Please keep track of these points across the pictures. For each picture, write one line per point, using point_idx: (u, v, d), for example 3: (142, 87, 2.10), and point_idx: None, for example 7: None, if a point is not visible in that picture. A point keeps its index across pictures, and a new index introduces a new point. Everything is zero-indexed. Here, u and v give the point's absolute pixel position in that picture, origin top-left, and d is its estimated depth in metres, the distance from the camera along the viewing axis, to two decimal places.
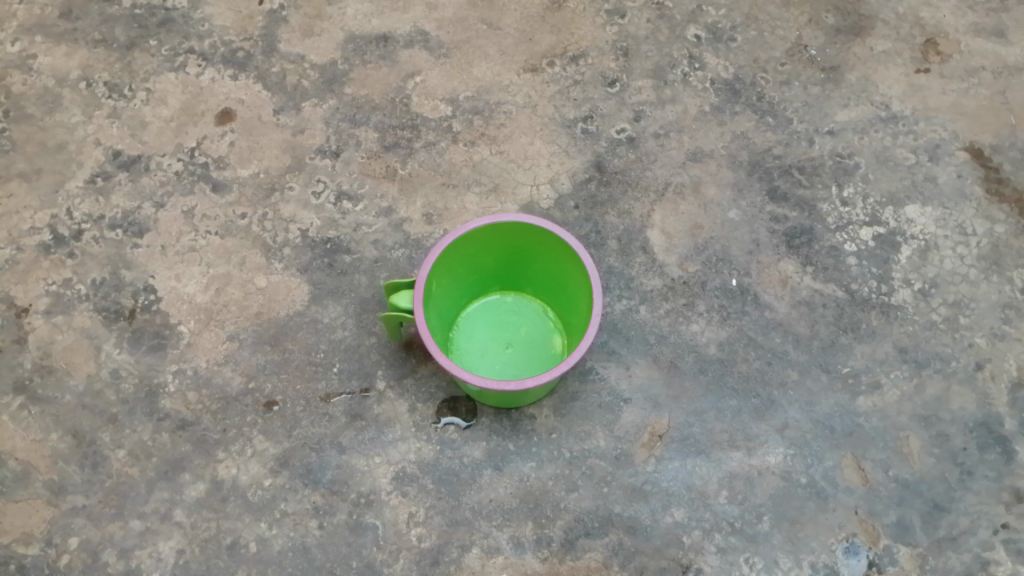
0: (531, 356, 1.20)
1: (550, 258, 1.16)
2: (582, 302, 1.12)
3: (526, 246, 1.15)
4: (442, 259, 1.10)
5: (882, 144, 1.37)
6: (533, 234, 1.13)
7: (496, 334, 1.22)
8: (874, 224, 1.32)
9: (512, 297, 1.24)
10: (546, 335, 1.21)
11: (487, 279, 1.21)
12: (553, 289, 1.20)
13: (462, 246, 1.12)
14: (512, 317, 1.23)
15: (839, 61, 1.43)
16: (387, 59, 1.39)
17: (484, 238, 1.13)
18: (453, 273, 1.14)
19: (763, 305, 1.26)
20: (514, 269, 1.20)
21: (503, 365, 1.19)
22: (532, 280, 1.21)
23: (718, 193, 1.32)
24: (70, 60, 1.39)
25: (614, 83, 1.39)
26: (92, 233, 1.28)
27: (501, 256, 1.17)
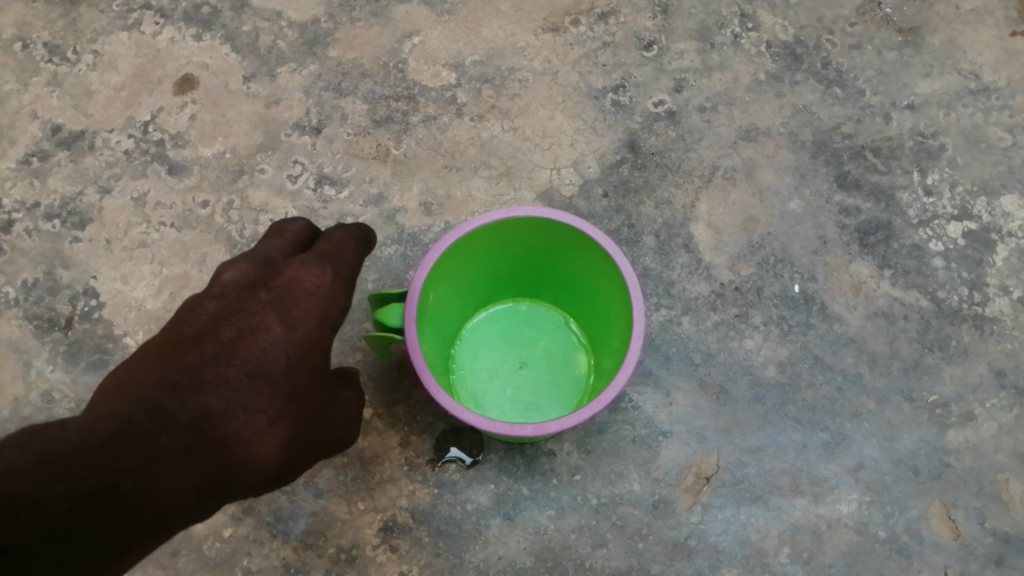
0: (550, 380, 0.99)
1: (574, 262, 0.94)
2: (617, 318, 0.91)
3: (546, 245, 0.93)
4: (440, 266, 0.88)
5: (971, 121, 1.14)
6: (554, 232, 0.90)
7: (507, 351, 1.01)
8: (965, 219, 1.09)
9: (527, 306, 1.03)
10: (568, 353, 1.01)
11: (497, 285, 0.99)
12: (576, 299, 0.99)
13: (467, 248, 0.90)
14: (527, 331, 1.02)
15: (919, 22, 1.19)
16: (380, 16, 1.16)
17: (492, 237, 0.90)
18: (455, 280, 0.92)
19: (831, 317, 1.04)
20: (530, 273, 0.99)
21: (515, 390, 0.99)
22: (552, 286, 1.00)
23: (776, 179, 1.10)
24: (3, 16, 1.17)
25: (651, 46, 1.16)
26: (25, 224, 1.07)
27: (515, 257, 0.95)
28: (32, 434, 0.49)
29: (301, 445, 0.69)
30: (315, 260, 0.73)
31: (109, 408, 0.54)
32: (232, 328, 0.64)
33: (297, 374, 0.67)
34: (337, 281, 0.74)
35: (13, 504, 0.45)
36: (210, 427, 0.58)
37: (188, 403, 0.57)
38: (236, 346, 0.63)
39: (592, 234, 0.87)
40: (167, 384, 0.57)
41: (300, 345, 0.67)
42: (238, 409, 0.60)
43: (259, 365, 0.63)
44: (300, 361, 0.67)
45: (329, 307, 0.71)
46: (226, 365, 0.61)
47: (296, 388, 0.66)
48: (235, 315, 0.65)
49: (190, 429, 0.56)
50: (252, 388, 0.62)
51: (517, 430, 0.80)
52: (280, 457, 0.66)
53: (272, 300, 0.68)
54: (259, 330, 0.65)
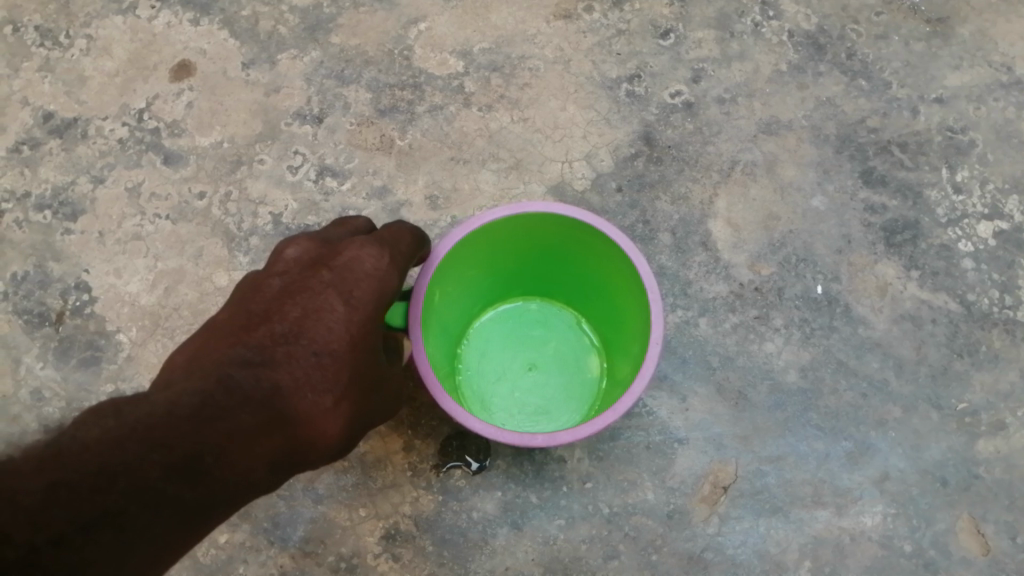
0: (561, 383, 0.96)
1: (588, 260, 0.89)
2: (634, 320, 0.85)
3: (558, 242, 0.88)
4: (447, 264, 0.83)
5: (1003, 116, 1.09)
6: (567, 229, 0.85)
7: (516, 352, 0.97)
8: (996, 218, 1.04)
9: (537, 304, 0.99)
10: (579, 354, 0.97)
11: (506, 283, 0.95)
12: (589, 299, 0.94)
13: (475, 244, 0.84)
14: (536, 331, 0.98)
15: (948, 11, 1.14)
16: (385, 1, 1.12)
17: (502, 234, 0.85)
18: (462, 278, 0.88)
19: (856, 319, 0.99)
20: (541, 271, 0.94)
21: (523, 393, 0.95)
22: (565, 285, 0.95)
23: (798, 174, 1.05)
24: None
25: (668, 34, 1.11)
26: (15, 216, 1.03)
27: (526, 254, 0.90)
28: (120, 406, 0.47)
29: (365, 424, 0.65)
30: (374, 240, 0.66)
31: (188, 382, 0.51)
32: (298, 306, 0.58)
33: (364, 356, 0.61)
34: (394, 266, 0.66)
35: (110, 472, 0.44)
36: (282, 406, 0.54)
37: (260, 379, 0.53)
38: (301, 326, 0.58)
39: (606, 231, 0.82)
40: (241, 360, 0.53)
41: (365, 326, 0.61)
42: (307, 389, 0.56)
43: (326, 345, 0.58)
44: (367, 342, 0.61)
45: (391, 284, 0.65)
46: (294, 345, 0.56)
47: (362, 370, 0.61)
48: (297, 293, 0.59)
49: (264, 407, 0.53)
50: (320, 369, 0.57)
51: (526, 440, 0.75)
52: (345, 439, 0.61)
53: (335, 277, 0.61)
54: (324, 309, 0.59)
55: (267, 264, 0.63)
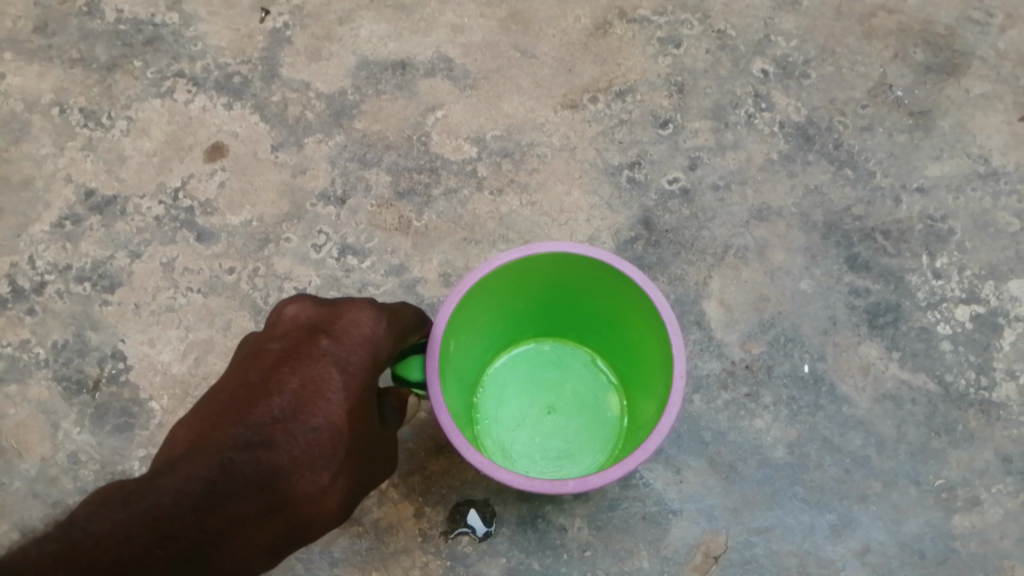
0: (583, 423, 1.02)
1: (597, 297, 0.95)
2: (654, 357, 0.91)
3: (571, 283, 0.94)
4: (459, 314, 0.88)
5: (981, 205, 1.17)
6: (572, 266, 0.90)
7: (535, 396, 1.04)
8: (972, 302, 1.11)
9: (551, 347, 1.06)
10: (599, 393, 1.04)
11: (522, 325, 1.01)
12: (602, 338, 1.02)
13: (491, 288, 0.90)
14: (553, 374, 1.05)
15: (929, 106, 1.23)
16: (405, 90, 1.20)
17: (517, 277, 0.91)
18: (479, 322, 0.94)
19: (840, 398, 1.06)
20: (550, 311, 1.01)
21: (545, 437, 1.01)
22: (575, 325, 1.02)
23: (787, 259, 1.13)
24: (43, 81, 1.22)
25: (667, 124, 1.19)
26: (56, 286, 1.11)
27: (533, 296, 0.97)
28: (131, 496, 0.55)
29: (359, 489, 0.75)
30: (369, 310, 0.76)
31: (192, 466, 0.59)
32: (295, 378, 0.68)
33: (355, 429, 0.71)
34: (386, 338, 0.76)
35: (119, 566, 0.51)
36: (279, 487, 0.63)
37: (259, 461, 0.62)
38: (300, 402, 0.67)
39: (618, 267, 0.87)
40: (242, 442, 0.62)
41: (355, 402, 0.71)
42: (303, 467, 0.65)
43: (321, 419, 0.68)
44: (359, 412, 0.71)
45: (384, 350, 0.76)
46: (291, 423, 0.66)
47: (354, 440, 0.71)
48: (297, 363, 0.69)
49: (262, 489, 0.62)
50: (314, 443, 0.67)
51: (560, 487, 0.79)
52: (339, 507, 0.71)
53: (332, 346, 0.72)
54: (320, 386, 0.69)
55: (271, 328, 0.74)
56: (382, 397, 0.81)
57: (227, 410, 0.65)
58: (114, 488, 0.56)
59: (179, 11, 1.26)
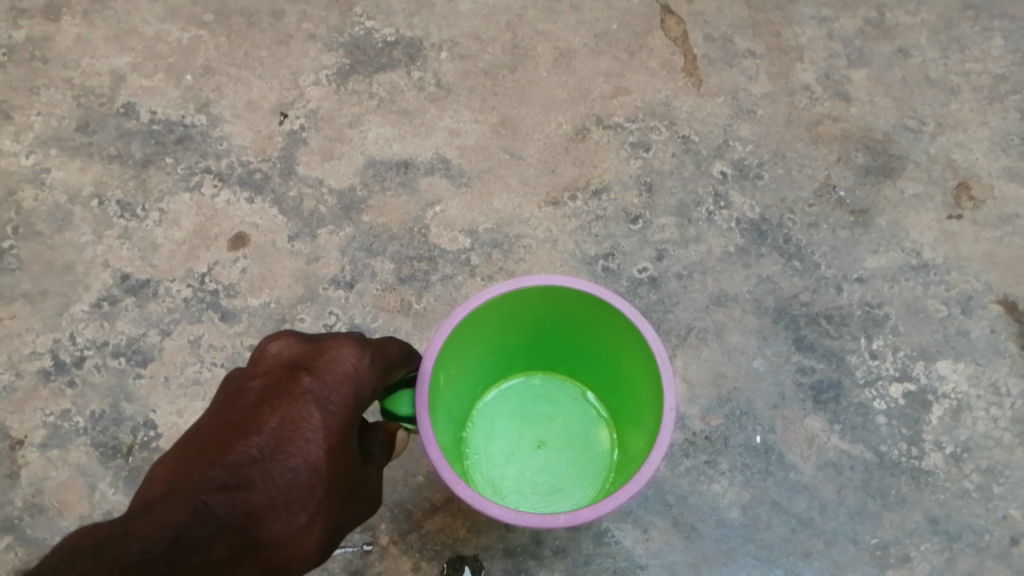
0: (577, 454, 1.16)
1: (585, 329, 1.06)
2: (642, 387, 1.01)
3: (561, 320, 1.06)
4: (451, 342, 0.95)
5: (913, 294, 1.33)
6: (563, 296, 0.99)
7: (530, 430, 1.17)
8: (905, 380, 1.27)
9: (541, 380, 1.20)
10: (588, 423, 1.17)
11: (517, 359, 1.15)
12: (588, 370, 1.15)
13: (487, 318, 0.99)
14: (542, 408, 1.18)
15: (868, 204, 1.40)
16: (407, 187, 1.37)
17: (513, 307, 1.00)
18: (477, 353, 1.05)
19: (788, 465, 1.20)
20: (538, 344, 1.13)
21: (540, 467, 1.14)
22: (562, 359, 1.16)
23: (742, 340, 1.28)
24: (84, 175, 1.37)
25: (637, 219, 1.36)
26: (94, 361, 1.25)
27: (523, 329, 1.07)
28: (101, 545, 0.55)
29: (336, 529, 0.78)
30: (349, 350, 0.82)
31: (167, 510, 0.60)
32: (275, 418, 0.73)
33: (332, 468, 0.75)
34: (366, 378, 0.81)
35: None
36: (256, 528, 0.66)
37: (235, 502, 0.65)
38: (279, 443, 0.71)
39: (607, 299, 0.95)
40: (219, 484, 0.65)
41: (331, 443, 0.75)
42: (279, 508, 0.69)
43: (302, 455, 0.72)
44: (339, 450, 0.75)
45: (366, 387, 0.81)
46: (268, 464, 0.69)
47: (330, 481, 0.74)
48: (278, 400, 0.74)
49: (238, 532, 0.64)
50: (293, 480, 0.71)
51: (550, 520, 0.84)
52: (315, 548, 0.74)
53: (313, 383, 0.77)
54: (298, 427, 0.73)
55: (253, 367, 0.79)
56: (371, 431, 0.85)
57: (205, 451, 0.68)
58: (85, 536, 0.56)
59: (206, 114, 1.42)
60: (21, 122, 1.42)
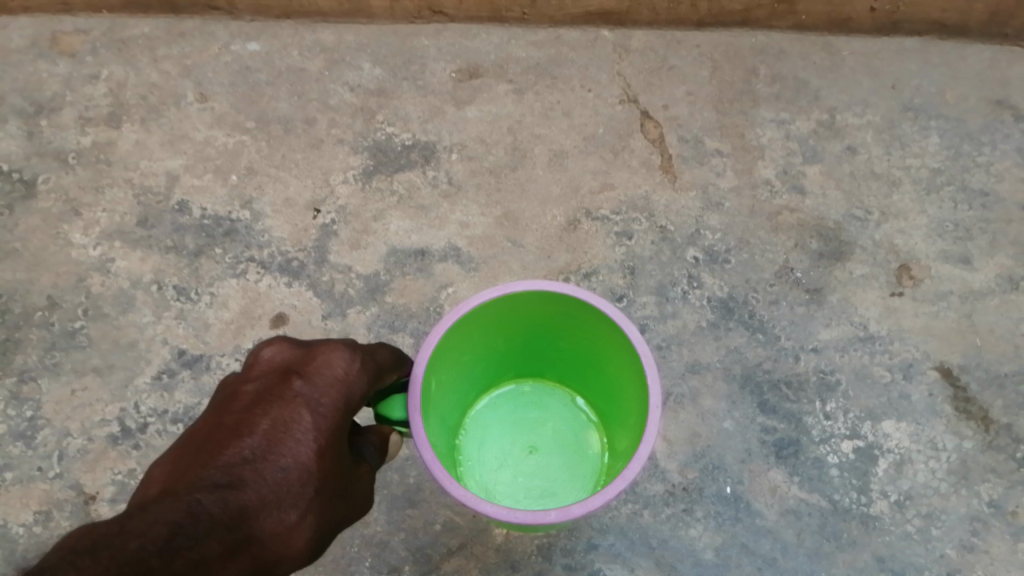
0: (568, 456, 1.35)
1: (566, 335, 1.24)
2: (625, 386, 1.19)
3: (552, 326, 1.23)
4: (445, 345, 1.11)
5: (861, 362, 1.55)
6: (547, 302, 1.16)
7: (525, 434, 1.36)
8: (855, 437, 1.47)
9: (532, 388, 1.40)
10: (574, 427, 1.37)
11: (513, 365, 1.34)
12: (570, 375, 1.35)
13: (484, 319, 1.16)
14: (531, 414, 1.38)
15: (821, 284, 1.62)
16: (424, 272, 1.58)
17: (508, 312, 1.17)
18: (476, 354, 1.24)
19: (754, 512, 1.41)
20: (524, 354, 1.32)
21: (535, 469, 1.33)
22: (545, 368, 1.36)
23: (714, 403, 1.49)
24: (145, 264, 1.59)
25: (622, 298, 1.58)
26: (156, 426, 1.45)
27: (509, 339, 1.26)
28: (99, 547, 0.70)
29: (331, 519, 0.93)
30: (339, 356, 0.96)
31: (162, 513, 0.75)
32: (267, 422, 0.88)
33: (321, 466, 0.89)
34: (356, 381, 0.95)
35: None
36: (246, 522, 0.81)
37: (227, 501, 0.80)
38: (271, 446, 0.86)
39: (590, 302, 1.12)
40: (212, 485, 0.80)
41: (320, 443, 0.89)
42: (269, 506, 0.84)
43: (293, 456, 0.87)
44: (328, 452, 0.90)
45: (355, 389, 0.95)
46: (259, 465, 0.84)
47: (320, 477, 0.89)
48: (272, 404, 0.89)
49: (227, 527, 0.79)
50: (285, 478, 0.86)
51: (542, 518, 0.98)
52: (307, 536, 0.89)
53: (305, 386, 0.92)
54: (288, 430, 0.88)
55: (252, 374, 0.95)
56: (365, 435, 1.00)
57: (205, 453, 0.84)
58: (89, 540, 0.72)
59: (250, 209, 1.64)
60: (88, 218, 1.65)
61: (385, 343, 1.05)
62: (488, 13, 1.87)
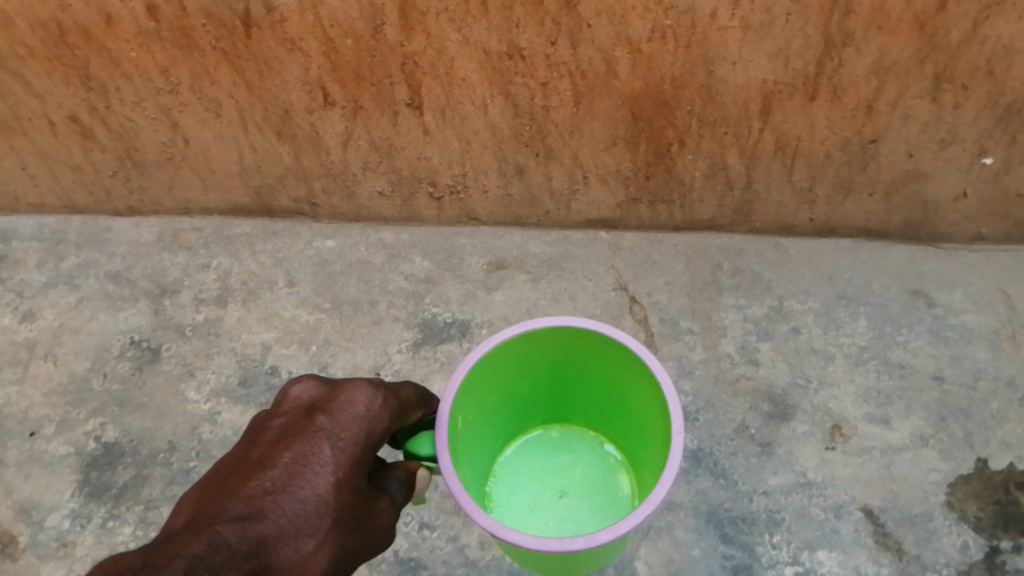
0: (597, 485, 1.79)
1: (581, 372, 1.69)
2: (635, 401, 1.63)
3: (570, 368, 1.68)
4: (471, 383, 1.52)
5: (801, 503, 1.98)
6: (562, 338, 1.59)
7: (557, 472, 1.81)
8: (796, 563, 1.90)
9: (556, 432, 1.86)
10: (599, 463, 1.82)
11: (539, 407, 1.80)
12: (591, 415, 1.80)
13: (514, 355, 1.59)
14: (561, 456, 1.84)
15: (771, 438, 2.07)
16: None
17: (533, 349, 1.61)
18: (514, 391, 1.68)
19: None
20: (547, 396, 1.78)
21: (570, 498, 1.77)
22: (569, 411, 1.82)
23: (685, 534, 1.94)
24: (245, 415, 2.06)
25: None
26: None
27: (534, 379, 1.70)
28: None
29: (351, 546, 1.14)
30: (362, 398, 1.22)
31: (189, 545, 0.97)
32: (292, 458, 1.13)
33: (338, 498, 1.12)
34: (375, 422, 1.22)
35: None
36: (265, 549, 1.03)
37: (247, 532, 1.03)
38: (292, 481, 1.10)
39: (593, 330, 1.55)
40: (236, 518, 1.03)
41: (336, 479, 1.13)
42: (286, 535, 1.06)
43: (312, 488, 1.11)
44: (344, 483, 1.14)
45: (375, 433, 1.21)
46: (279, 498, 1.08)
47: (337, 508, 1.12)
48: (297, 440, 1.15)
49: (246, 555, 1.01)
50: (304, 509, 1.09)
51: (575, 543, 1.31)
52: (326, 561, 1.10)
53: (326, 426, 1.17)
54: (306, 466, 1.12)
55: (284, 413, 1.21)
56: (392, 472, 1.25)
57: (237, 488, 1.08)
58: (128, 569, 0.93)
59: (326, 373, 2.13)
60: (201, 378, 2.14)
61: (408, 390, 1.32)
62: (513, 220, 2.42)
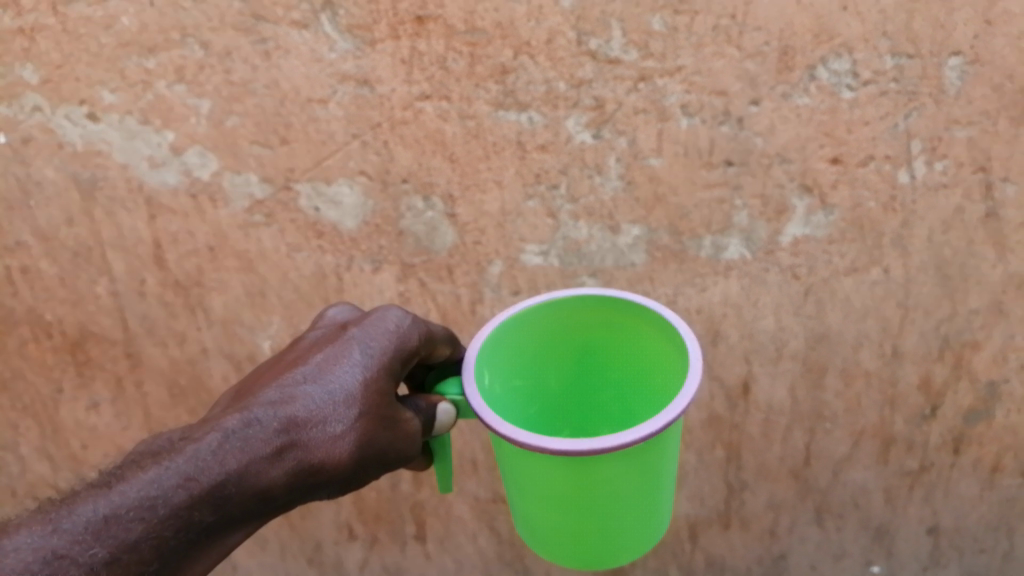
0: None
1: (608, 364, 1.65)
2: (658, 380, 1.58)
3: (595, 357, 1.65)
4: (495, 343, 1.53)
5: None
6: (585, 309, 1.59)
7: None
8: None
9: None
10: None
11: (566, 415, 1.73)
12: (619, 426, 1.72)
13: (537, 327, 1.59)
14: None
15: None
16: None
17: (557, 322, 1.61)
18: (541, 385, 1.66)
19: None
20: (575, 401, 1.72)
21: None
22: (598, 419, 1.74)
23: None
24: None
25: None
26: None
27: (560, 375, 1.68)
28: (183, 449, 1.29)
29: (372, 445, 1.39)
30: (395, 314, 1.49)
31: (228, 425, 1.32)
32: (324, 358, 1.41)
33: (367, 400, 1.38)
34: (408, 336, 1.47)
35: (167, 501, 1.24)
36: (294, 434, 1.33)
37: (279, 415, 1.34)
38: (323, 377, 1.38)
39: (615, 295, 1.55)
40: (271, 405, 1.35)
41: (366, 385, 1.39)
42: (314, 424, 1.35)
43: (342, 382, 1.38)
44: (371, 383, 1.39)
45: (406, 338, 1.47)
46: (311, 388, 1.37)
47: (366, 406, 1.38)
48: (331, 345, 1.44)
49: (275, 437, 1.32)
50: (332, 398, 1.36)
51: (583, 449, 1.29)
52: (350, 452, 1.37)
53: (357, 335, 1.45)
54: (337, 365, 1.40)
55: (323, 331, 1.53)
56: (413, 401, 1.47)
57: (277, 379, 1.40)
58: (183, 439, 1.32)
59: None
60: None
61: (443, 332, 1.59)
62: None
